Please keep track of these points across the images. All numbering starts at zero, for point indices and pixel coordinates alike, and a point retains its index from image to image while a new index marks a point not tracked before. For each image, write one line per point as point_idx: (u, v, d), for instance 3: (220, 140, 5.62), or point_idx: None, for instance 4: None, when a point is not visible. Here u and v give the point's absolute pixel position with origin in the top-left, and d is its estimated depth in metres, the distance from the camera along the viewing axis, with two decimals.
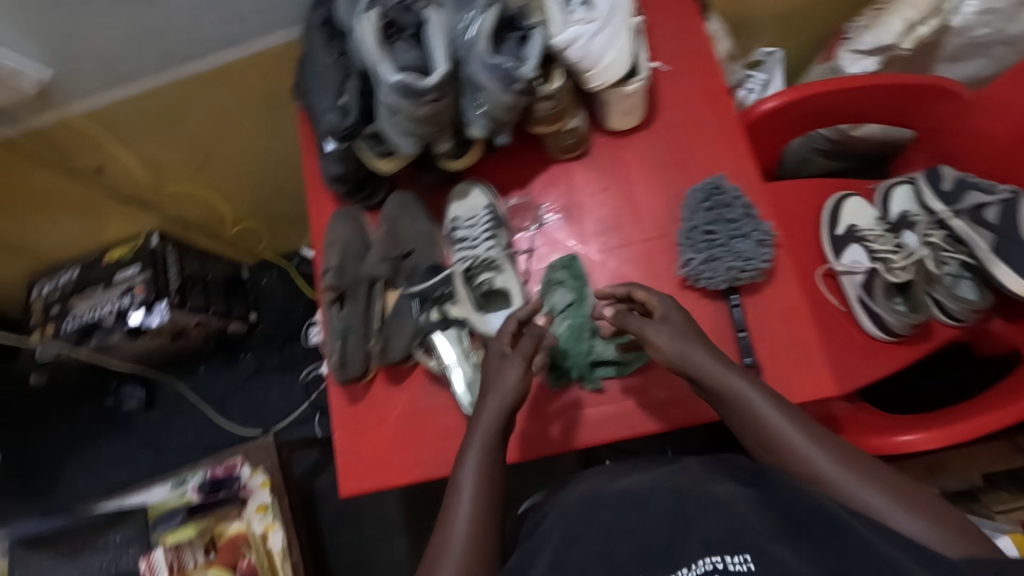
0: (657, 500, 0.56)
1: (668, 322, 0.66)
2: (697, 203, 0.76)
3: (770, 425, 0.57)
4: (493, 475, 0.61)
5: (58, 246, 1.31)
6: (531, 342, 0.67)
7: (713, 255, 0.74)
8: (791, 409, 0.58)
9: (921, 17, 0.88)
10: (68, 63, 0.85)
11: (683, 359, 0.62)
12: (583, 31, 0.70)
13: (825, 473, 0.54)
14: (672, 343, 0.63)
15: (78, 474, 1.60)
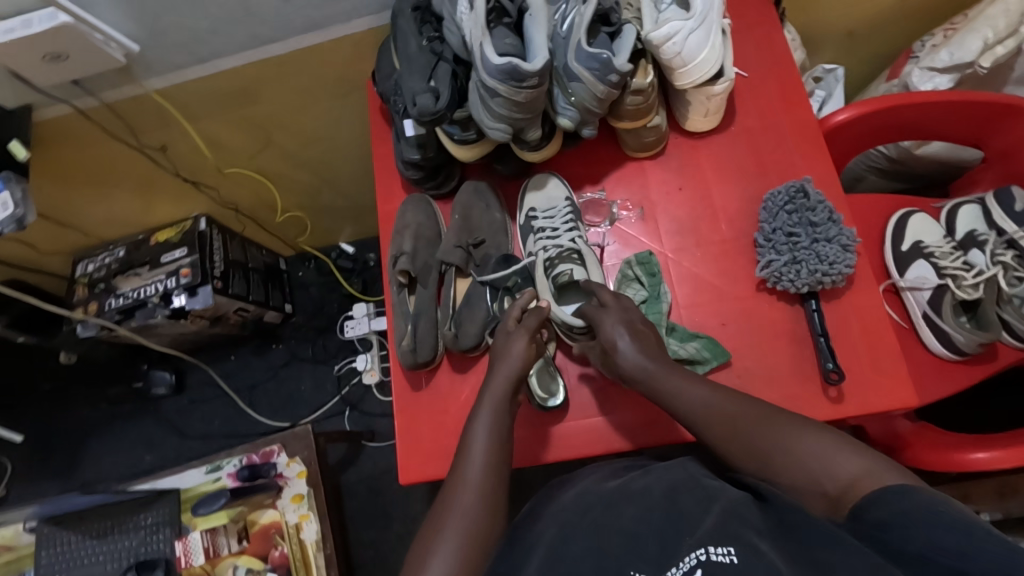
0: (648, 492, 0.58)
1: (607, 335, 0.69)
2: (780, 205, 0.76)
3: (712, 414, 0.60)
4: (501, 448, 0.64)
5: (106, 224, 1.30)
6: (535, 318, 0.71)
7: (795, 257, 0.74)
8: (726, 393, 0.61)
9: (998, 37, 0.90)
10: (154, 37, 0.84)
11: (635, 363, 0.67)
12: (682, 27, 0.69)
13: (762, 439, 0.56)
14: (618, 338, 0.68)
15: (101, 455, 1.58)
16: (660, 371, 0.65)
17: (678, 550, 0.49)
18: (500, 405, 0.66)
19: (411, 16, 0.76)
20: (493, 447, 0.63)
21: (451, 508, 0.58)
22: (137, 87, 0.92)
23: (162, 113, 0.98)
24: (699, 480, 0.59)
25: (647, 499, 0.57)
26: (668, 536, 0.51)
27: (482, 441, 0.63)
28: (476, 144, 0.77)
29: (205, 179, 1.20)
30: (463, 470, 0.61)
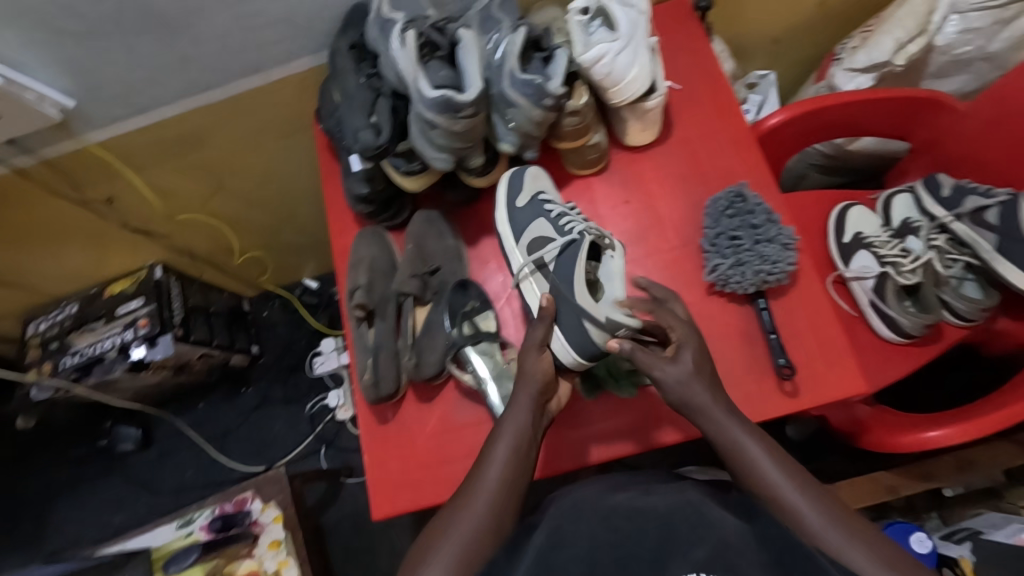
0: (649, 514, 0.55)
1: (679, 364, 0.66)
2: (721, 209, 0.79)
3: (781, 494, 0.58)
4: (515, 468, 0.62)
5: (56, 281, 1.27)
6: (543, 328, 0.69)
7: (738, 259, 0.76)
8: (800, 477, 0.59)
9: (909, 36, 0.95)
10: (91, 94, 0.84)
11: (713, 419, 0.64)
12: (609, 48, 0.72)
13: (829, 545, 0.54)
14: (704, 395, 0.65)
15: (68, 520, 1.52)
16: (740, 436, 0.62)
17: (671, 568, 0.49)
18: (527, 422, 0.65)
19: (348, 55, 0.78)
20: (512, 465, 0.62)
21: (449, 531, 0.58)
22: (76, 142, 0.91)
23: (106, 168, 0.97)
24: (703, 506, 0.56)
25: (649, 521, 0.54)
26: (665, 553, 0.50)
27: (500, 454, 0.62)
28: (422, 174, 0.76)
29: (156, 228, 1.18)
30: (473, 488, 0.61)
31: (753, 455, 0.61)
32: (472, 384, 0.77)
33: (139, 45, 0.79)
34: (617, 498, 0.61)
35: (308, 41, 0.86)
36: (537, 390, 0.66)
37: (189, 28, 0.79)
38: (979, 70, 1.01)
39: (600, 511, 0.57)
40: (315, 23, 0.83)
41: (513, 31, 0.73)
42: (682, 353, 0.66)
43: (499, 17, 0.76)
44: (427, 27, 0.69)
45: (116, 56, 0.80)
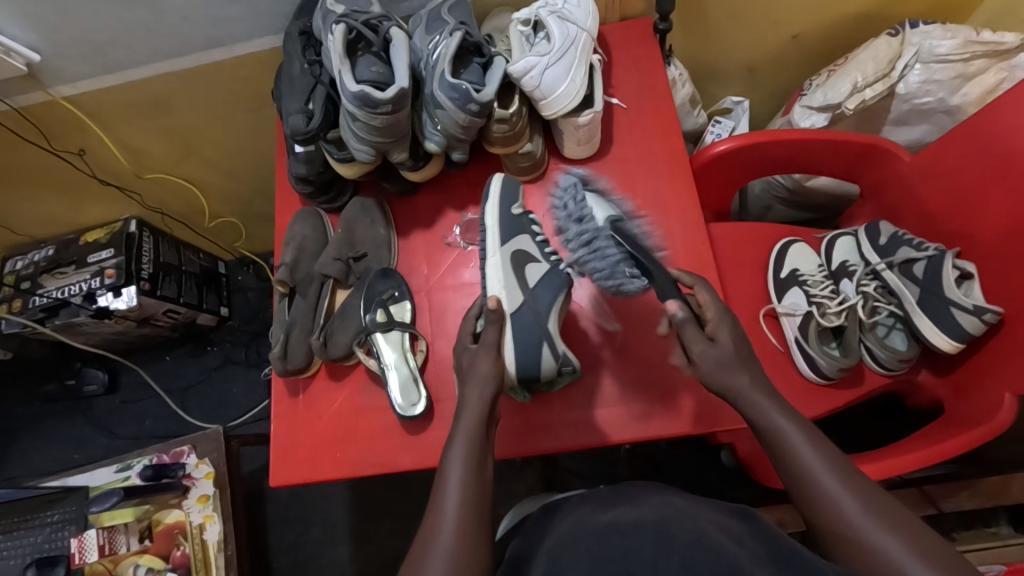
0: (639, 529, 0.56)
1: (716, 344, 0.66)
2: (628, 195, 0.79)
3: (829, 494, 0.56)
4: (478, 476, 0.62)
5: (35, 224, 1.33)
6: (494, 331, 0.71)
7: (619, 223, 0.78)
8: (839, 462, 0.58)
9: (867, 81, 0.96)
10: (60, 51, 0.88)
11: (751, 406, 0.63)
12: (538, 62, 0.74)
13: (864, 537, 0.53)
14: (741, 381, 0.64)
15: (29, 452, 1.59)
16: (789, 429, 0.61)
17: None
18: (478, 427, 0.66)
19: (297, 39, 0.80)
20: (472, 477, 0.61)
21: (438, 539, 0.57)
22: (46, 94, 0.95)
23: (78, 122, 1.02)
24: (689, 518, 0.58)
25: (641, 536, 0.55)
26: (661, 564, 0.51)
27: (458, 471, 0.62)
28: (354, 163, 0.79)
29: (130, 184, 1.23)
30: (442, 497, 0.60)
31: (794, 446, 0.60)
32: (376, 370, 0.80)
33: (104, 9, 0.83)
34: (608, 512, 0.61)
35: (269, 21, 0.89)
36: (491, 389, 0.68)
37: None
38: (939, 121, 1.00)
39: (597, 530, 0.58)
40: (274, 6, 0.86)
41: (451, 35, 0.75)
42: (716, 331, 0.67)
43: (445, 19, 0.78)
44: (360, 22, 0.70)
45: (82, 17, 0.84)
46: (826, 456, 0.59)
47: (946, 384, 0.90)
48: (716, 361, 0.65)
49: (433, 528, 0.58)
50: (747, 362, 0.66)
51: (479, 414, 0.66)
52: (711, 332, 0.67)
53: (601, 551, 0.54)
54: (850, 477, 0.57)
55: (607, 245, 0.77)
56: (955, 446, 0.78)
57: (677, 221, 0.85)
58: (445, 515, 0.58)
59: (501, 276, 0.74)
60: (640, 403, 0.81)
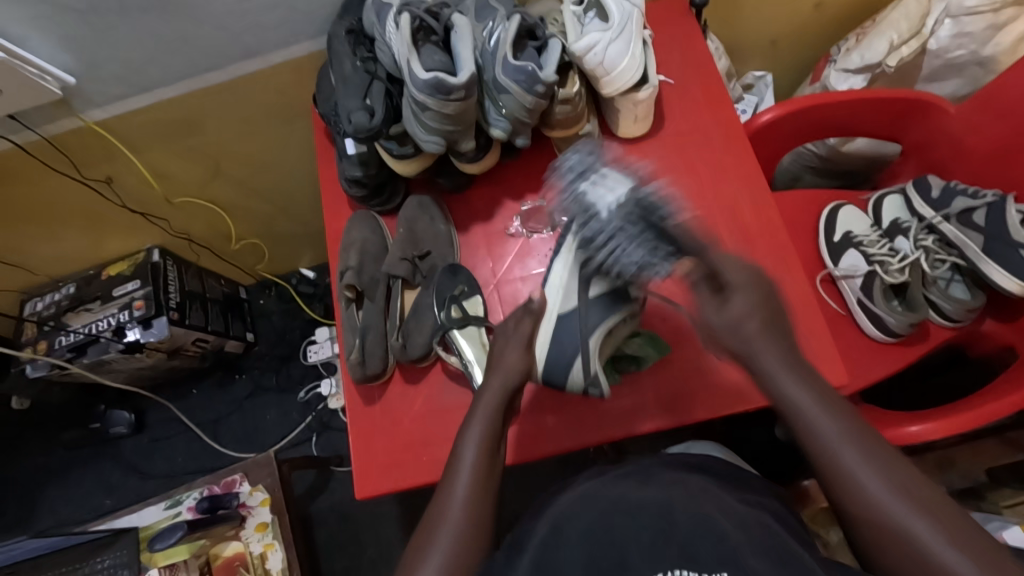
0: (645, 505, 0.54)
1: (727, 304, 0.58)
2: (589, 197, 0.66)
3: (842, 461, 0.52)
4: (489, 472, 0.61)
5: (55, 262, 1.29)
6: (529, 322, 0.70)
7: (641, 205, 0.63)
8: (850, 420, 0.53)
9: (903, 39, 0.98)
10: (92, 70, 0.86)
11: (769, 380, 0.56)
12: (600, 39, 0.74)
13: (876, 507, 0.49)
14: (770, 355, 0.56)
15: (55, 504, 1.49)
16: (811, 405, 0.54)
17: (665, 562, 0.48)
18: (495, 410, 0.65)
19: (346, 39, 0.80)
20: (482, 467, 0.60)
21: (441, 528, 0.57)
22: (76, 120, 0.92)
23: (107, 148, 0.99)
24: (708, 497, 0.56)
25: (644, 515, 0.53)
26: (657, 546, 0.50)
27: (471, 453, 0.61)
28: (414, 159, 0.78)
29: (155, 211, 1.20)
30: (452, 485, 0.60)
31: (812, 416, 0.54)
32: (458, 367, 0.78)
33: (141, 23, 0.81)
34: (620, 484, 0.61)
35: (308, 26, 0.87)
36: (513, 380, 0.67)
37: (190, 8, 0.81)
38: (973, 73, 1.01)
39: (601, 502, 0.56)
40: (313, 9, 0.85)
41: (507, 19, 0.74)
42: (732, 293, 0.58)
43: (495, 6, 0.77)
44: (422, 11, 0.71)
45: (118, 33, 0.82)
46: (843, 423, 0.53)
47: (1014, 329, 0.89)
48: (739, 330, 0.57)
49: (442, 504, 0.59)
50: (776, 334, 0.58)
51: (496, 408, 0.65)
52: (733, 300, 0.58)
53: (598, 521, 0.53)
54: (861, 438, 0.52)
55: (630, 238, 0.62)
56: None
57: (742, 190, 0.84)
58: (454, 499, 0.59)
59: (563, 278, 0.71)
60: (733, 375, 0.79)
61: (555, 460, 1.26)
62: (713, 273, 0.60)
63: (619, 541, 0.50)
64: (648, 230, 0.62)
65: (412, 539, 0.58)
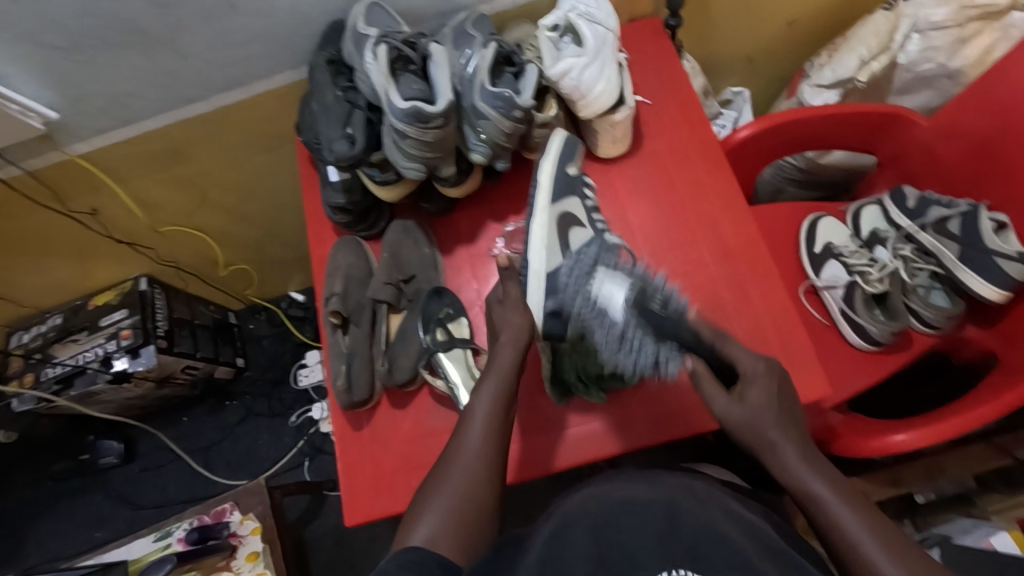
0: (649, 505, 0.59)
1: (745, 401, 0.62)
2: (567, 273, 0.72)
3: (845, 529, 0.53)
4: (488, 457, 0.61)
5: (41, 294, 1.28)
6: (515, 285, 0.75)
7: (637, 311, 0.65)
8: (807, 446, 0.60)
9: (872, 54, 1.00)
10: (75, 104, 0.86)
11: (756, 429, 0.61)
12: (575, 64, 0.76)
13: (835, 522, 0.54)
14: (788, 440, 0.60)
15: (43, 538, 1.47)
16: (791, 454, 0.59)
17: (670, 559, 0.51)
18: (504, 380, 0.69)
19: (326, 69, 0.81)
20: (488, 442, 0.64)
21: (444, 489, 0.61)
22: (60, 153, 0.93)
23: (91, 180, 0.99)
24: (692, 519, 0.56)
25: (650, 515, 0.57)
26: (665, 540, 0.53)
27: (480, 420, 0.66)
28: (396, 185, 0.79)
29: (141, 240, 1.21)
30: (455, 462, 0.63)
31: (818, 491, 0.56)
32: (444, 390, 0.78)
33: (124, 59, 0.82)
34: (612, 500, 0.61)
35: (289, 56, 0.89)
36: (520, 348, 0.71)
37: (171, 43, 0.82)
38: (943, 86, 1.04)
39: (606, 506, 0.59)
40: (294, 40, 0.86)
41: (484, 46, 0.76)
42: (751, 385, 0.63)
43: (472, 33, 0.79)
44: (398, 41, 0.73)
45: (100, 69, 0.83)
46: (846, 496, 0.55)
47: (994, 335, 0.90)
48: (757, 415, 0.61)
49: (442, 472, 0.63)
50: (780, 412, 0.62)
51: (505, 378, 0.69)
52: (752, 386, 0.63)
53: (604, 523, 0.56)
54: (815, 461, 0.59)
55: (636, 340, 0.64)
56: (1005, 400, 0.76)
57: (721, 207, 0.86)
58: (457, 467, 0.63)
59: (546, 237, 0.75)
60: None
61: (548, 479, 1.25)
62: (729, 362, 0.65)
63: (628, 541, 0.54)
64: (653, 333, 0.65)
65: (412, 499, 0.63)
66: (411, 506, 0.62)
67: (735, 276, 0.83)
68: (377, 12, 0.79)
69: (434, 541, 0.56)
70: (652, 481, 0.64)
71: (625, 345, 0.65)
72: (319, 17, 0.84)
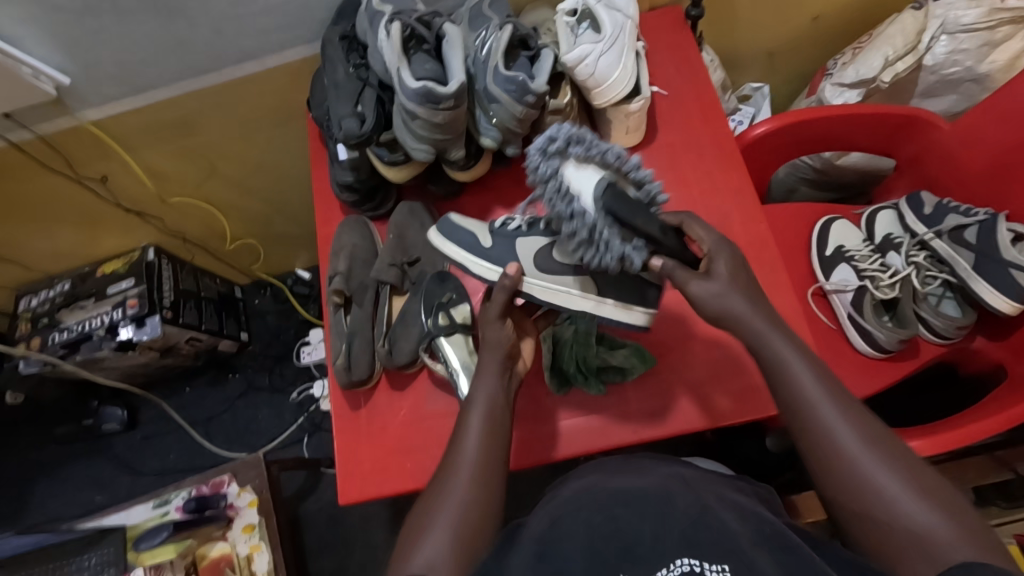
0: (641, 497, 0.59)
1: (713, 277, 0.60)
2: (541, 148, 0.61)
3: (855, 465, 0.51)
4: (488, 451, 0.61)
5: (49, 259, 1.29)
6: (503, 294, 0.68)
7: (613, 197, 0.60)
8: (830, 378, 0.56)
9: (898, 54, 0.98)
10: (87, 70, 0.86)
11: (761, 342, 0.58)
12: (591, 50, 0.74)
13: (859, 469, 0.51)
14: (789, 349, 0.57)
15: (46, 499, 1.49)
16: (814, 388, 0.55)
17: (666, 552, 0.51)
18: (497, 392, 0.65)
19: (339, 45, 0.81)
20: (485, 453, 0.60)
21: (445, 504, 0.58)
22: (71, 119, 0.93)
23: (101, 146, 0.99)
24: (685, 514, 0.56)
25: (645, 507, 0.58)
26: (659, 535, 0.53)
27: (476, 429, 0.62)
28: (404, 166, 0.78)
29: (150, 210, 1.21)
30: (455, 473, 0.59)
31: (829, 420, 0.53)
32: (443, 375, 0.77)
33: (137, 26, 0.82)
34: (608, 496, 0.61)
35: (302, 30, 0.88)
36: (503, 356, 0.67)
37: (184, 11, 0.81)
38: (969, 90, 1.02)
39: (599, 498, 0.61)
40: (308, 14, 0.85)
41: (500, 28, 0.74)
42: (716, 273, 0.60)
43: (488, 14, 0.78)
44: (413, 20, 0.72)
45: (113, 35, 0.82)
46: (864, 432, 0.52)
47: (1004, 348, 0.89)
48: (722, 294, 0.59)
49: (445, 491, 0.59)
50: (749, 292, 0.60)
51: (498, 381, 0.66)
52: (714, 262, 0.61)
53: (598, 518, 0.56)
54: (839, 399, 0.55)
55: (605, 239, 0.60)
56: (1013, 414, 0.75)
57: (733, 205, 0.84)
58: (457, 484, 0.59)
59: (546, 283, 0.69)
60: (720, 388, 0.78)
61: (544, 468, 1.25)
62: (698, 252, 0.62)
63: (619, 534, 0.54)
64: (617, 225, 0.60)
65: (412, 514, 0.59)
66: (410, 520, 0.59)
67: None
68: None
69: (433, 563, 0.53)
70: (637, 472, 0.66)
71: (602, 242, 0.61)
72: None
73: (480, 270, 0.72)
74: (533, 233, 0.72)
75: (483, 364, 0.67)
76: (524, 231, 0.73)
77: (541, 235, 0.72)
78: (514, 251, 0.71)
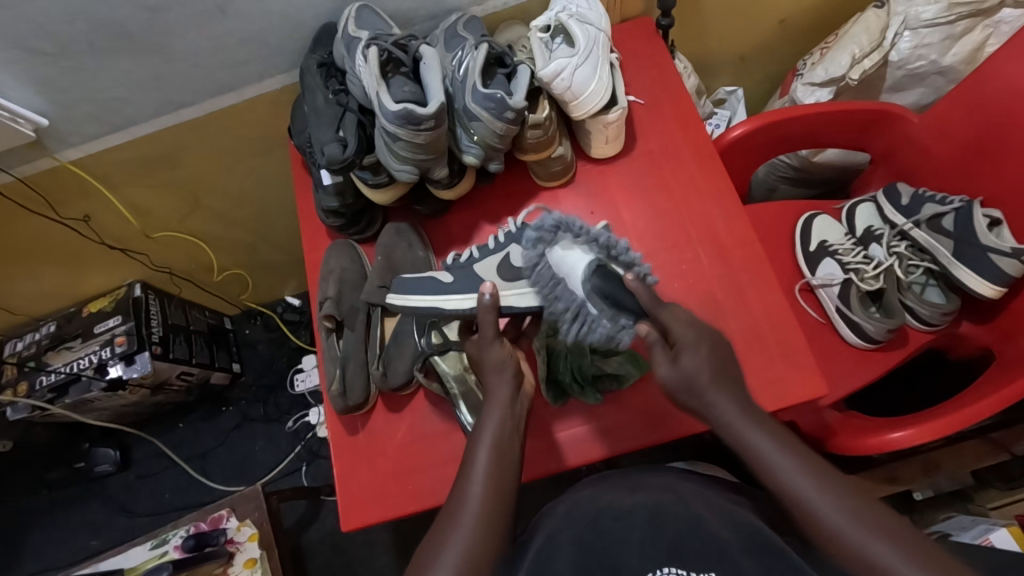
0: (633, 513, 0.63)
1: (679, 365, 0.60)
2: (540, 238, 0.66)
3: (834, 526, 0.53)
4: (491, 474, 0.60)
5: (33, 302, 1.27)
6: (490, 314, 0.67)
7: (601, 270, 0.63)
8: (801, 452, 0.58)
9: (864, 52, 1.01)
10: (65, 111, 0.86)
11: (737, 429, 0.59)
12: (567, 64, 0.76)
13: (842, 535, 0.52)
14: (757, 425, 0.59)
15: (39, 548, 1.45)
16: (780, 457, 0.57)
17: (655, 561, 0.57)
18: (508, 410, 0.64)
19: (317, 72, 0.82)
20: (497, 465, 0.61)
21: (458, 522, 0.58)
22: (51, 160, 0.93)
23: (83, 186, 0.99)
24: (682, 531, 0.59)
25: (636, 522, 0.61)
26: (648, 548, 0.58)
27: (483, 450, 0.61)
28: (389, 187, 0.79)
29: (134, 245, 1.20)
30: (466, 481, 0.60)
31: (800, 488, 0.55)
32: (439, 393, 0.78)
33: (113, 65, 0.82)
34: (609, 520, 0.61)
35: (280, 60, 0.88)
36: (514, 378, 0.66)
37: (160, 47, 0.81)
38: (935, 83, 1.05)
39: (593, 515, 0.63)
40: (285, 43, 0.86)
41: (475, 47, 0.76)
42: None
43: (463, 35, 0.79)
44: (389, 44, 0.73)
45: (90, 75, 0.82)
46: (835, 495, 0.54)
47: (991, 331, 0.90)
48: (696, 381, 0.60)
49: (456, 516, 0.59)
50: (725, 362, 0.63)
51: (507, 404, 0.65)
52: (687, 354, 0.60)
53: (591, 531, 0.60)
54: (815, 469, 0.56)
55: (585, 297, 0.64)
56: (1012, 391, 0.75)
57: (716, 206, 0.86)
58: (467, 498, 0.59)
59: (528, 294, 0.70)
60: None
61: (547, 480, 1.24)
62: (666, 333, 0.62)
63: (612, 549, 0.59)
64: (602, 300, 0.63)
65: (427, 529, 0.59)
66: (424, 541, 0.58)
67: (732, 277, 0.83)
68: (369, 15, 0.79)
69: None
70: (635, 484, 0.67)
71: (582, 305, 0.64)
72: (311, 19, 0.84)
73: (455, 305, 0.72)
74: (487, 255, 0.75)
75: (492, 389, 0.66)
76: (479, 256, 0.75)
77: (496, 251, 0.75)
78: (477, 276, 0.73)
